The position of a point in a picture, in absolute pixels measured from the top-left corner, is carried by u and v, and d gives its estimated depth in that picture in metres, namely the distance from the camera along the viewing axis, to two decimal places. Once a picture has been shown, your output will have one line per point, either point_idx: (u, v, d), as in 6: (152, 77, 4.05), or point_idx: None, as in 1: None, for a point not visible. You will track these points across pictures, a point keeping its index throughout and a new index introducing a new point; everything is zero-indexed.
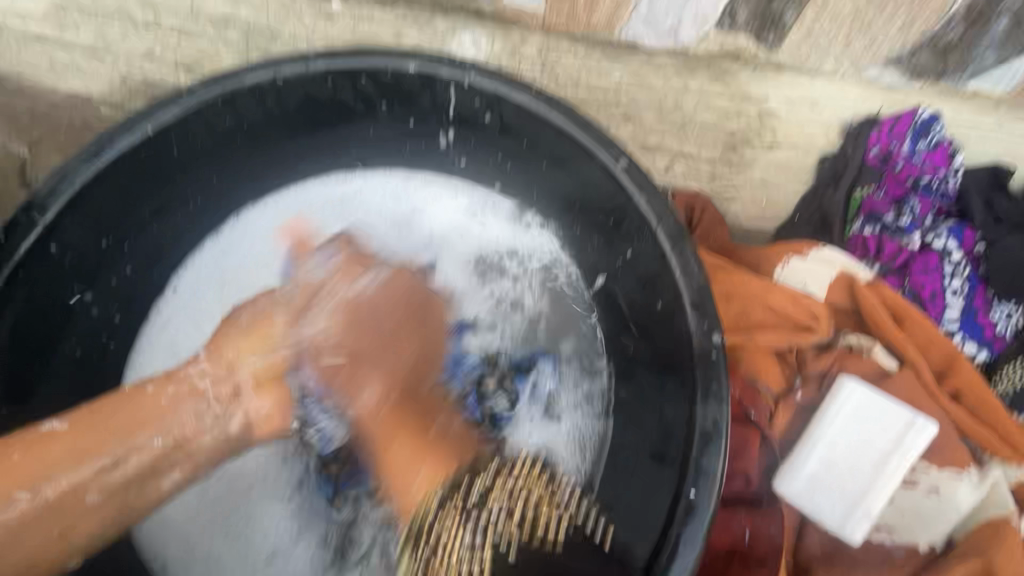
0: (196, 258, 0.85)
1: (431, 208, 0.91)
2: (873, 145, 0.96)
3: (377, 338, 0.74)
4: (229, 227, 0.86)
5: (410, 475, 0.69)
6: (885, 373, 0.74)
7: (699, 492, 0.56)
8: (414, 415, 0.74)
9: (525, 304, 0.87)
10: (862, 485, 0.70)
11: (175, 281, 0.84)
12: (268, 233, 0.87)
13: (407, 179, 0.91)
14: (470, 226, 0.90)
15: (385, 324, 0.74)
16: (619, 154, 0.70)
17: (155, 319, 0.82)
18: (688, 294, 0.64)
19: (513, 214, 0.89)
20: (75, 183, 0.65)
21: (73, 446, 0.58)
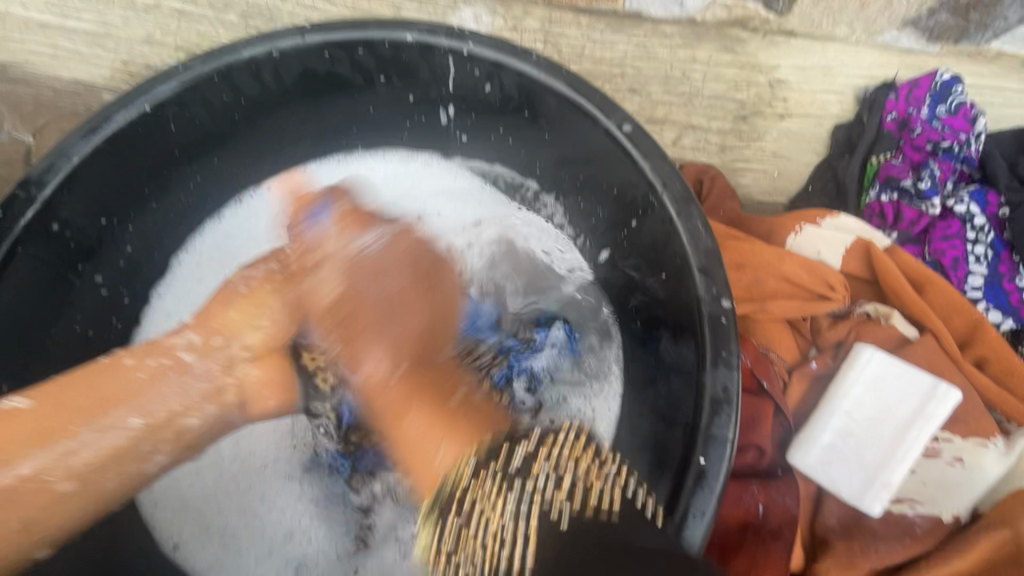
0: (196, 238, 0.85)
1: (431, 186, 0.91)
2: (890, 109, 0.93)
3: (389, 303, 0.69)
4: (229, 208, 0.86)
5: (424, 451, 0.60)
6: (903, 341, 0.71)
7: (710, 460, 0.54)
8: (425, 380, 0.65)
9: (525, 273, 0.86)
10: (882, 455, 0.66)
11: (177, 262, 0.84)
12: (271, 214, 0.88)
13: (408, 158, 0.91)
14: (470, 205, 0.90)
15: (401, 289, 0.69)
16: (622, 118, 0.68)
17: (156, 301, 0.82)
18: (694, 259, 0.61)
19: (514, 191, 0.88)
20: (74, 159, 0.65)
21: (39, 426, 0.53)
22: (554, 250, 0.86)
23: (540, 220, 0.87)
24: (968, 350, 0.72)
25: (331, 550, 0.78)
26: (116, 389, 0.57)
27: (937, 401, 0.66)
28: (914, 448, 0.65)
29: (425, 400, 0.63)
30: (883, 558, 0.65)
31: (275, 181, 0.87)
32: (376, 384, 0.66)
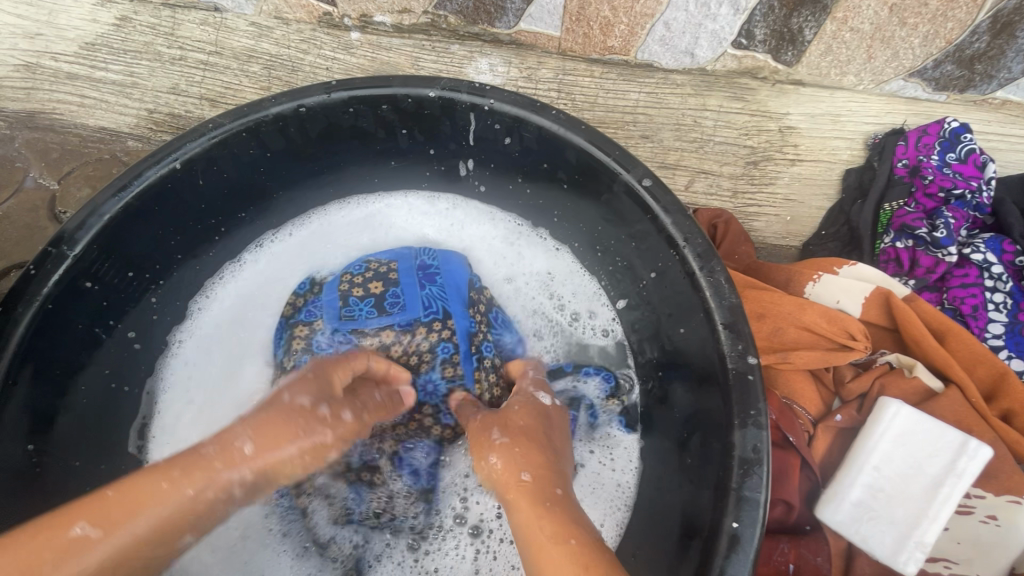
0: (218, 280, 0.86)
1: (459, 223, 0.93)
2: (900, 157, 0.94)
3: (518, 462, 0.57)
4: (251, 250, 0.88)
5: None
6: (928, 393, 0.71)
7: (742, 524, 0.52)
8: (563, 524, 0.51)
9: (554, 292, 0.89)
10: (914, 513, 0.64)
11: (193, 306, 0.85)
12: (291, 254, 0.90)
13: (439, 216, 0.93)
14: (498, 266, 0.91)
15: (519, 450, 0.59)
16: (643, 172, 0.69)
17: (177, 348, 0.83)
18: (718, 314, 0.62)
19: (548, 252, 0.90)
20: (105, 216, 0.66)
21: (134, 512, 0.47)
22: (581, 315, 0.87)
23: (572, 288, 0.88)
24: (994, 402, 0.72)
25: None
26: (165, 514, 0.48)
27: (968, 457, 0.64)
28: (948, 507, 0.63)
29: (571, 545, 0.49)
30: None
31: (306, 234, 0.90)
32: (517, 538, 0.52)
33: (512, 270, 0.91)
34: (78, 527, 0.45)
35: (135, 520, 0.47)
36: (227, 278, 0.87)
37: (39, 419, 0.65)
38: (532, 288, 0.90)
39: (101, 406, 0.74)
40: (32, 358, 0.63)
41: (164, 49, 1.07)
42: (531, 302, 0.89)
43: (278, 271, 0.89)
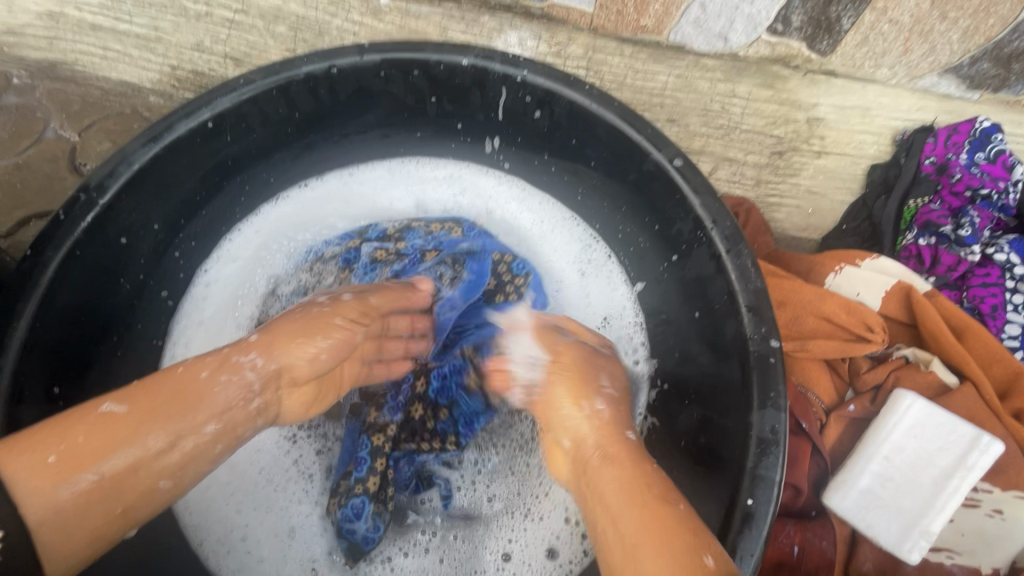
0: (259, 212, 0.86)
1: (523, 211, 0.91)
2: (928, 154, 0.93)
3: (615, 428, 0.63)
4: (296, 189, 0.88)
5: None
6: (944, 388, 0.71)
7: (757, 501, 0.53)
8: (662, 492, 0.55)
9: (609, 295, 0.85)
10: (920, 504, 0.65)
11: (215, 251, 0.84)
12: (332, 204, 0.89)
13: (507, 205, 0.91)
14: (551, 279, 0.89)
15: (622, 412, 0.66)
16: (675, 151, 0.69)
17: (203, 277, 0.83)
18: (742, 297, 0.62)
19: (608, 271, 0.86)
20: (134, 165, 0.66)
21: (167, 410, 0.52)
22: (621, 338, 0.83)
23: (615, 313, 0.84)
24: (1006, 400, 0.73)
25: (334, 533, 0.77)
26: (201, 398, 0.54)
27: (979, 451, 0.65)
28: (955, 498, 0.64)
29: (679, 534, 0.50)
30: None
31: (391, 182, 0.91)
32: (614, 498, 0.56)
33: (562, 281, 0.88)
34: (106, 406, 0.51)
35: (139, 444, 0.50)
36: (265, 210, 0.86)
37: (66, 365, 0.66)
38: (584, 301, 0.86)
39: (130, 357, 0.75)
40: (59, 305, 0.63)
41: (189, 4, 1.06)
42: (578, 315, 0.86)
43: (345, 206, 0.90)
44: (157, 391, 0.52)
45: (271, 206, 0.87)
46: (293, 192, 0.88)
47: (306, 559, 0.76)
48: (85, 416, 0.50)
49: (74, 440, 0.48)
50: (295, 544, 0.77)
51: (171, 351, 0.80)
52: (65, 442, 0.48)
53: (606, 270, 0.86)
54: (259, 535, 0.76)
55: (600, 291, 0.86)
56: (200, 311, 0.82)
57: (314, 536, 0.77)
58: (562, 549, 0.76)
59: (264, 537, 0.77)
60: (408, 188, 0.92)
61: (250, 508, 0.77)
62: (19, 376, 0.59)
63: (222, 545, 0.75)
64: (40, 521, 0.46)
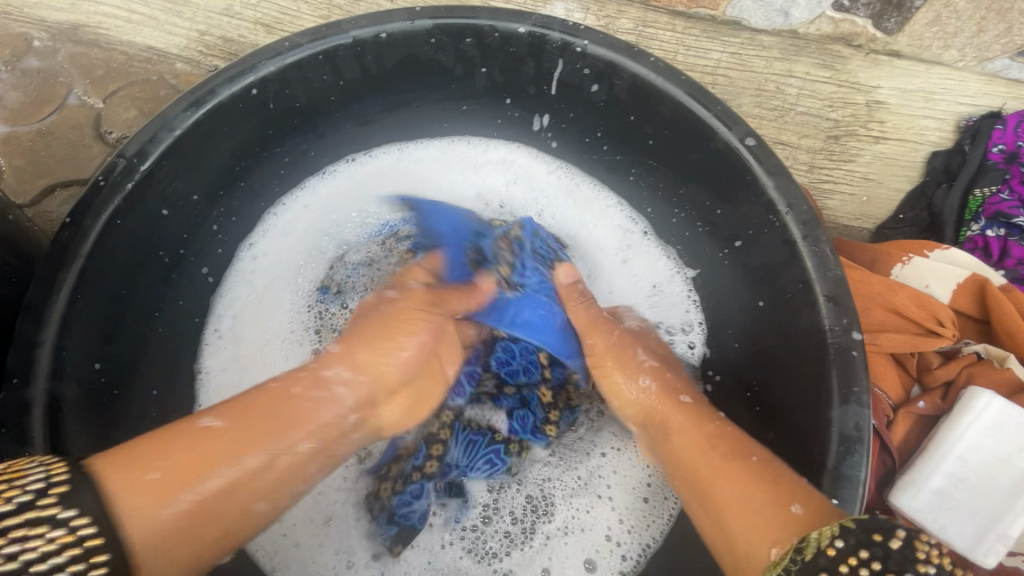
0: (301, 186, 0.82)
1: (575, 193, 0.86)
2: (996, 141, 0.89)
3: (673, 389, 0.66)
4: (342, 163, 0.84)
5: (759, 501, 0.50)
6: (1020, 388, 0.68)
7: (843, 501, 0.50)
8: (736, 448, 0.56)
9: (666, 281, 0.80)
10: (997, 507, 0.62)
11: (256, 224, 0.80)
12: (376, 180, 0.85)
13: (557, 187, 0.87)
14: (601, 263, 0.84)
15: (668, 377, 0.68)
16: (747, 129, 0.65)
17: (247, 251, 0.79)
18: (819, 285, 0.59)
19: (657, 265, 0.81)
20: (175, 131, 0.63)
21: (237, 438, 0.50)
22: (674, 331, 0.78)
23: (669, 302, 0.79)
24: None
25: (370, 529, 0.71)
26: (289, 414, 0.53)
27: None
28: None
29: (752, 455, 0.55)
30: None
31: (445, 166, 0.88)
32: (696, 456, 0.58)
33: (614, 277, 0.83)
34: (205, 420, 0.51)
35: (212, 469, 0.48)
36: (308, 184, 0.83)
37: (107, 340, 0.63)
38: (634, 299, 0.81)
39: (169, 334, 0.72)
40: (99, 277, 0.60)
41: None
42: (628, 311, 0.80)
43: (389, 183, 0.86)
44: (248, 406, 0.52)
45: (319, 180, 0.83)
46: (341, 166, 0.84)
47: (341, 550, 0.71)
48: (187, 430, 0.50)
49: (166, 451, 0.48)
50: (330, 535, 0.71)
51: (214, 323, 0.76)
52: (196, 455, 0.48)
53: (661, 254, 0.81)
54: (297, 520, 0.71)
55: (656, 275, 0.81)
56: (246, 285, 0.78)
57: (349, 527, 0.72)
58: (599, 562, 0.71)
59: (301, 521, 0.71)
60: (468, 178, 0.88)
61: None
62: (60, 351, 0.56)
63: None
64: (143, 545, 0.45)
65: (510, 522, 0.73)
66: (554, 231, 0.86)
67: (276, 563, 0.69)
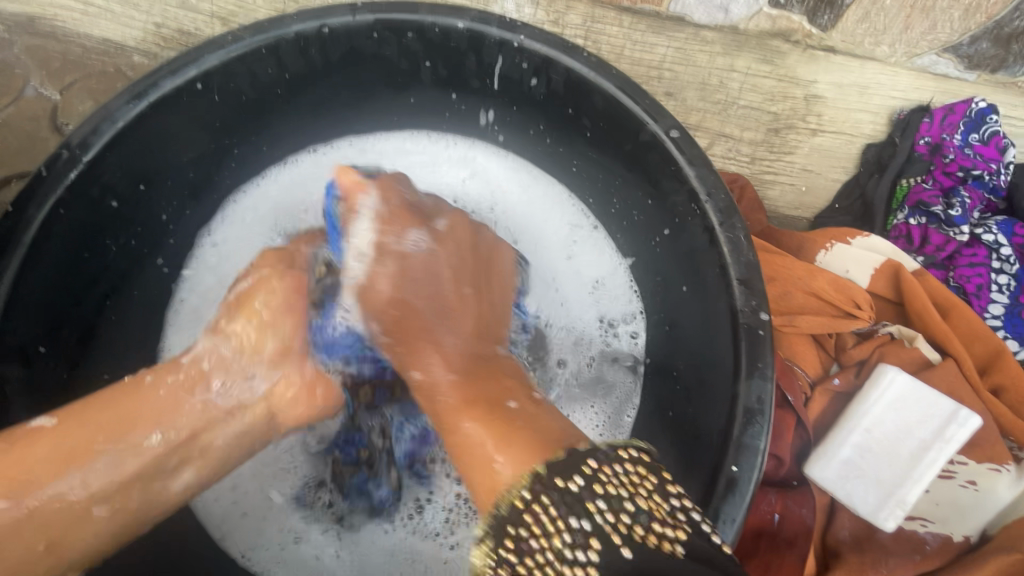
0: (263, 178, 0.85)
1: (528, 191, 0.90)
2: (923, 133, 0.93)
3: (457, 369, 0.60)
4: (305, 154, 0.87)
5: (479, 457, 0.52)
6: (926, 364, 0.73)
7: (741, 468, 0.54)
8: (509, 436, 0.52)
9: (609, 274, 0.85)
10: (897, 474, 0.68)
11: (222, 217, 0.83)
12: (333, 173, 0.88)
13: (512, 184, 0.90)
14: (547, 254, 0.87)
15: (479, 317, 0.64)
16: (672, 122, 0.69)
17: (209, 240, 0.82)
18: (732, 270, 0.62)
19: (602, 259, 0.86)
20: (118, 122, 0.64)
21: (60, 444, 0.52)
22: (616, 321, 0.83)
23: (614, 294, 0.84)
24: (986, 376, 0.75)
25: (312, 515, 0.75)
26: (139, 408, 0.56)
27: (958, 424, 0.67)
28: (931, 469, 0.67)
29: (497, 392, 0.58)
30: (893, 572, 0.67)
31: (406, 161, 0.90)
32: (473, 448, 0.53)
33: (559, 269, 0.86)
34: (40, 420, 0.53)
35: (68, 473, 0.51)
36: (269, 175, 0.85)
37: (52, 326, 0.65)
38: (575, 294, 0.85)
39: (122, 323, 0.74)
40: (41, 264, 0.62)
41: None
42: (573, 302, 0.85)
43: None
44: (90, 400, 0.55)
45: (279, 168, 0.86)
46: (302, 156, 0.87)
47: (289, 530, 0.74)
48: (66, 424, 0.53)
49: (31, 453, 0.51)
50: (280, 507, 0.74)
51: (177, 303, 0.80)
52: (66, 452, 0.52)
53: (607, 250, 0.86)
54: (251, 490, 0.74)
55: (601, 272, 0.85)
56: (208, 270, 0.81)
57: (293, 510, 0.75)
58: None
59: (254, 492, 0.74)
60: (426, 176, 0.91)
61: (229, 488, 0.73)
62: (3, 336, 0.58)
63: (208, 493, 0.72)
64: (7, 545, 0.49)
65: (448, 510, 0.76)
66: (507, 225, 0.89)
67: (224, 530, 0.72)
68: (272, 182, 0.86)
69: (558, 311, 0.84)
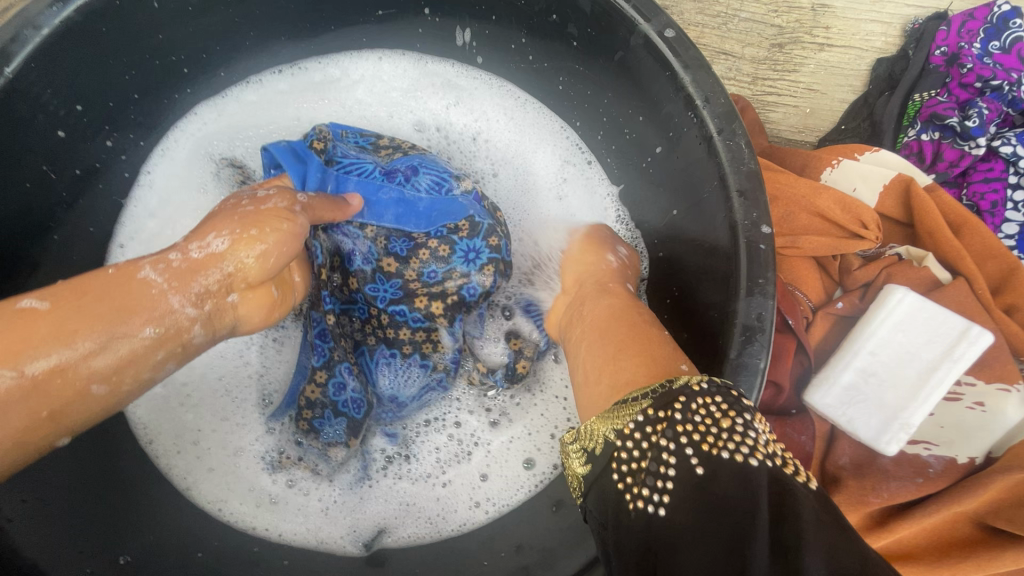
0: (219, 106, 0.78)
1: (510, 122, 0.83)
2: (940, 43, 0.86)
3: (619, 277, 0.65)
4: (270, 76, 0.79)
5: (638, 360, 0.47)
6: (936, 285, 0.70)
7: (738, 388, 0.51)
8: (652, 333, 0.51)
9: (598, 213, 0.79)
10: (902, 396, 0.66)
11: (161, 146, 0.76)
12: (294, 100, 0.81)
13: (494, 112, 0.83)
14: (523, 191, 0.81)
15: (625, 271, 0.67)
16: (665, 20, 0.61)
17: (145, 179, 0.75)
18: (732, 181, 0.57)
19: (593, 200, 0.80)
20: (43, 29, 0.57)
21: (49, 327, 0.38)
22: None
23: (604, 229, 0.78)
24: (999, 296, 0.73)
25: (271, 473, 0.70)
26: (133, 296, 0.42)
27: (967, 343, 0.65)
28: (940, 390, 0.64)
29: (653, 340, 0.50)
30: (893, 496, 0.67)
31: (381, 87, 0.82)
32: (621, 354, 0.48)
33: (538, 207, 0.81)
34: (25, 300, 0.40)
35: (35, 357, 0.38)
36: (231, 98, 0.78)
37: None
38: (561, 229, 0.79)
39: (82, 264, 0.69)
40: None
41: None
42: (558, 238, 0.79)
43: (317, 106, 0.81)
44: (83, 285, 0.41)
45: (242, 88, 0.78)
46: (268, 77, 0.79)
47: (255, 490, 0.70)
48: (122, 276, 0.43)
49: (79, 306, 0.40)
50: (243, 465, 0.70)
51: (120, 240, 0.73)
52: (117, 306, 0.41)
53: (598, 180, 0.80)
54: (213, 445, 0.70)
55: (585, 209, 0.80)
56: (147, 215, 0.75)
57: (258, 469, 0.70)
58: (538, 458, 0.73)
59: (217, 448, 0.70)
60: (403, 103, 0.83)
61: (189, 442, 0.69)
62: None
63: (172, 445, 0.68)
64: None
65: (430, 456, 0.74)
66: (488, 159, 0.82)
67: (189, 481, 0.68)
68: (233, 101, 0.79)
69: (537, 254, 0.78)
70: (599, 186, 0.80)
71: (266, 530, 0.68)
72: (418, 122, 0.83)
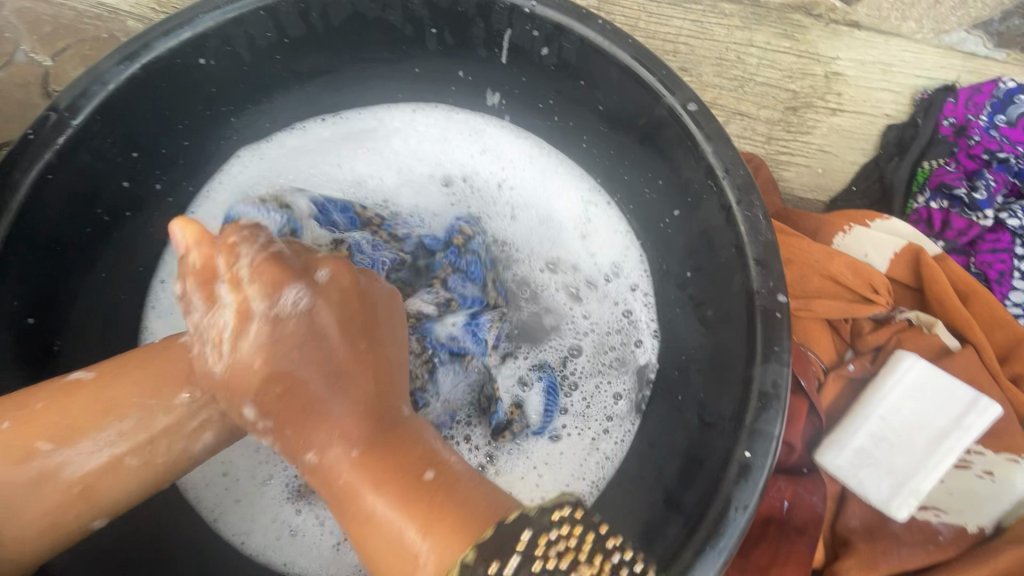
0: (263, 148, 0.82)
1: (534, 173, 0.86)
2: (947, 115, 0.90)
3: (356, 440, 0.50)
4: (310, 124, 0.84)
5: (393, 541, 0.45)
6: (946, 352, 0.73)
7: (755, 454, 0.53)
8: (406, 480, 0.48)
9: (613, 264, 0.82)
10: (911, 463, 0.69)
11: (207, 184, 0.79)
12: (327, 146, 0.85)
13: (518, 163, 0.86)
14: (543, 236, 0.85)
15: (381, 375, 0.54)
16: (689, 95, 0.65)
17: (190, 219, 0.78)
18: (750, 250, 0.60)
19: (611, 243, 0.83)
20: (110, 86, 0.61)
21: (96, 399, 0.51)
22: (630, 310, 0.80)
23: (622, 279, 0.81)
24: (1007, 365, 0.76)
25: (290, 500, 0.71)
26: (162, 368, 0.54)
27: (976, 414, 0.68)
28: (948, 458, 0.68)
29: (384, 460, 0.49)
30: (904, 561, 0.68)
31: (415, 135, 0.87)
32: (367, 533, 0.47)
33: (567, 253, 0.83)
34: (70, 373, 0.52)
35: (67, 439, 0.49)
36: (273, 142, 0.83)
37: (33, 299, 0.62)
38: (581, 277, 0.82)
39: (119, 300, 0.72)
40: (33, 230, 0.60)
41: None
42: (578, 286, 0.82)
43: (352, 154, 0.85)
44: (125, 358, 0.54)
45: (287, 133, 0.83)
46: (311, 124, 0.84)
47: (275, 523, 0.70)
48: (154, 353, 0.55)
49: (115, 377, 0.52)
50: (270, 494, 0.71)
51: (162, 274, 0.76)
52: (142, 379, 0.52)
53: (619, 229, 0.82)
54: (241, 475, 0.71)
55: (604, 259, 0.82)
56: None
57: (280, 503, 0.70)
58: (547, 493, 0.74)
59: (245, 478, 0.71)
60: (434, 152, 0.87)
61: (217, 475, 0.70)
62: None
63: (202, 477, 0.70)
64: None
65: None
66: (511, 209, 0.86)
67: (217, 513, 0.69)
68: (275, 146, 0.83)
69: (557, 297, 0.82)
70: (616, 236, 0.82)
71: (283, 564, 0.69)
72: (445, 177, 0.86)
